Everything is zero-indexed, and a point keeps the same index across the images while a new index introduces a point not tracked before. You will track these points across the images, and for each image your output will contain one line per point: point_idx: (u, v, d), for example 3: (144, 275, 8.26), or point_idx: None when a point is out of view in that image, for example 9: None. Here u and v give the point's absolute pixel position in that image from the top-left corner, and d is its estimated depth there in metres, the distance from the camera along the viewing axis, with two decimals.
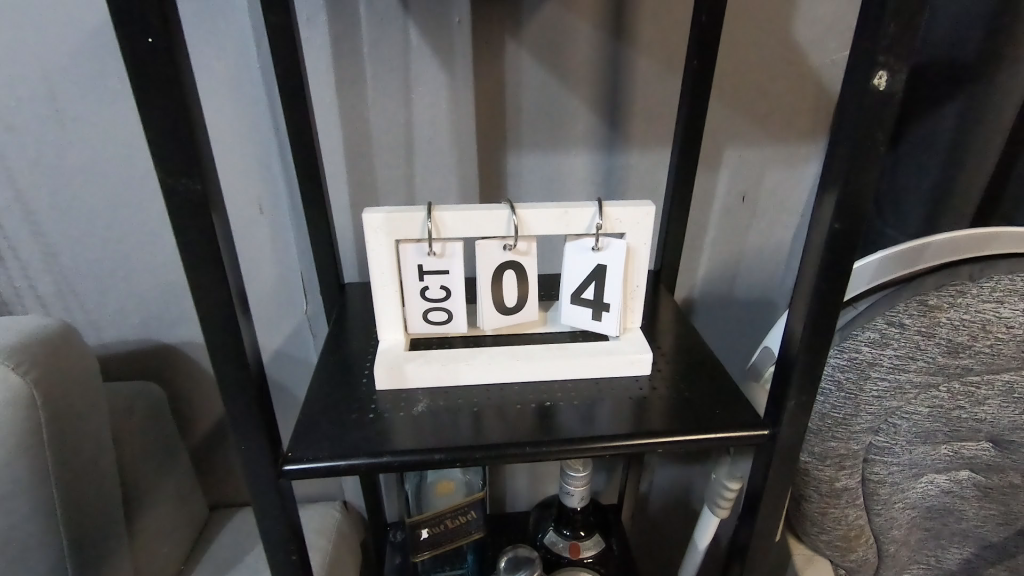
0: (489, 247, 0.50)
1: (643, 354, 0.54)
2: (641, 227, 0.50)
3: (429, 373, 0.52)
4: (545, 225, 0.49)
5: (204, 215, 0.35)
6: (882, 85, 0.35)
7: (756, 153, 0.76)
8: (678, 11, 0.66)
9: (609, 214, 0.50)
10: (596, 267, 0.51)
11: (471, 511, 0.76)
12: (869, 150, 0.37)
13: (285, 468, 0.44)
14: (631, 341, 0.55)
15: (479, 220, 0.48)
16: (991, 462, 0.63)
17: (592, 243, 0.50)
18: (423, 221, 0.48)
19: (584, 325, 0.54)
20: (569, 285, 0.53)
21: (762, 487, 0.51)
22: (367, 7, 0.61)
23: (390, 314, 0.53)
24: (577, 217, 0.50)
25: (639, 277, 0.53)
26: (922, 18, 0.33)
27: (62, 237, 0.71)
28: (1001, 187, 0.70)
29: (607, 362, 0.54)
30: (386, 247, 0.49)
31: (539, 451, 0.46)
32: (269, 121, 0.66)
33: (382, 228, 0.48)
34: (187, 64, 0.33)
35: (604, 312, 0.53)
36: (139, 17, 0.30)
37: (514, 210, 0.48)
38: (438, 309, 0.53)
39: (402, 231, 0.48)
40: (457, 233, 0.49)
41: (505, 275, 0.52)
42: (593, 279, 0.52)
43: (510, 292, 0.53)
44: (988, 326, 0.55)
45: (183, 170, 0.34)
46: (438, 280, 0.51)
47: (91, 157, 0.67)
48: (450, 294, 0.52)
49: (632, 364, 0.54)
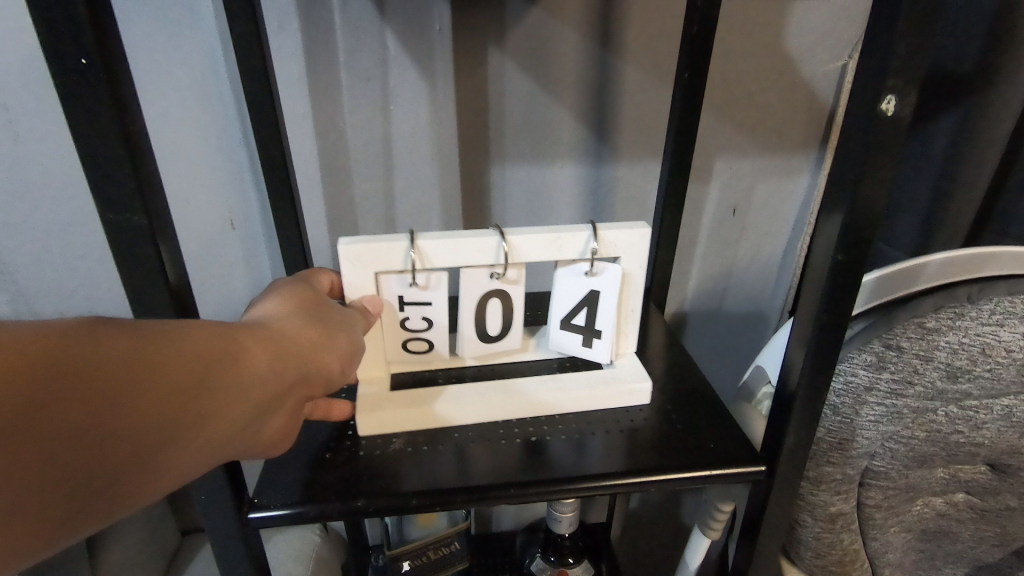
0: (475, 274, 0.47)
1: (640, 383, 0.51)
2: (636, 250, 0.48)
3: (412, 416, 0.48)
4: (536, 251, 0.46)
5: (154, 248, 0.32)
6: (891, 110, 0.32)
7: (747, 166, 0.74)
8: (668, 18, 0.64)
9: (604, 238, 0.47)
10: (589, 293, 0.49)
11: (454, 542, 0.76)
12: (873, 177, 0.35)
13: (250, 516, 0.41)
14: (627, 367, 0.53)
15: (466, 249, 0.45)
16: (989, 485, 0.62)
17: (585, 268, 0.48)
18: (406, 250, 0.45)
19: (573, 351, 0.52)
20: (559, 310, 0.51)
21: (758, 522, 0.49)
22: (342, 13, 0.58)
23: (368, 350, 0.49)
24: (570, 242, 0.47)
25: (635, 301, 0.51)
26: (932, 41, 0.31)
27: (18, 253, 0.66)
28: (995, 202, 0.69)
29: (602, 393, 0.51)
30: (367, 280, 0.46)
31: (523, 494, 0.43)
32: (239, 134, 0.63)
33: (360, 260, 0.45)
34: (129, 85, 0.29)
35: (596, 339, 0.51)
36: (72, 37, 0.27)
37: (503, 236, 0.45)
38: (419, 338, 0.50)
39: (383, 263, 0.45)
40: (443, 262, 0.46)
41: (493, 303, 0.49)
42: (586, 304, 0.50)
43: (496, 319, 0.50)
44: (988, 350, 0.53)
45: (127, 200, 0.31)
46: (419, 311, 0.49)
47: (46, 170, 0.63)
48: (432, 323, 0.49)
49: (628, 394, 0.52)
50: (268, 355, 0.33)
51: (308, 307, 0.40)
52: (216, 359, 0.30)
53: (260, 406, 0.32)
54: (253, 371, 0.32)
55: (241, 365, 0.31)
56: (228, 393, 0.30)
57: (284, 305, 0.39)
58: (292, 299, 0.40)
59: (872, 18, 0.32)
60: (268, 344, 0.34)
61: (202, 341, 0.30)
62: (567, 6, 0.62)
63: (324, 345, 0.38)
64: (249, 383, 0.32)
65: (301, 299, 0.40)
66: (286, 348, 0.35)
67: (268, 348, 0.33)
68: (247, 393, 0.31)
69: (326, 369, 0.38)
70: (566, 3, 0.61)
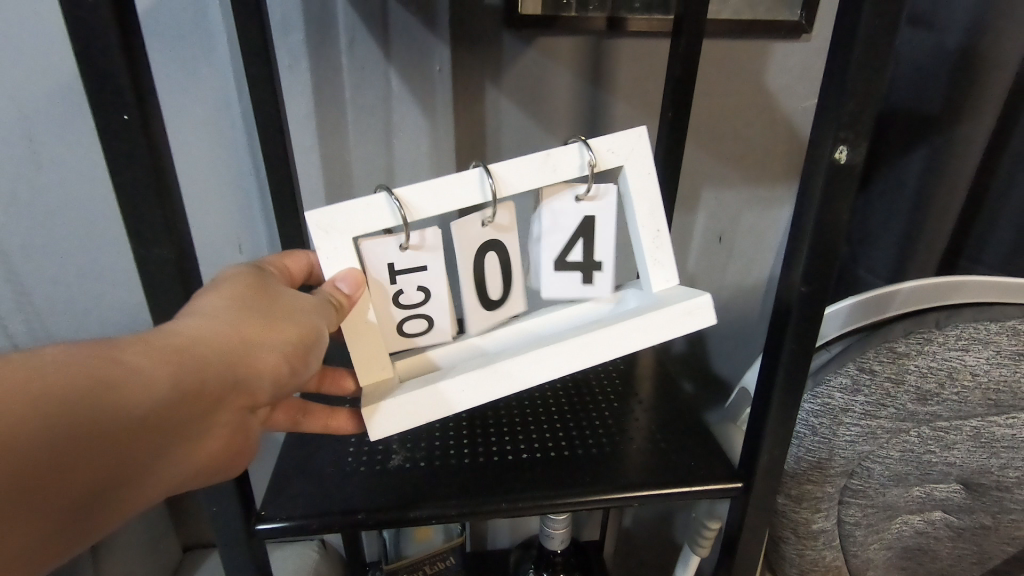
0: (467, 223, 0.38)
1: (699, 301, 0.42)
2: (637, 155, 0.42)
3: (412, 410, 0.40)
4: (532, 182, 0.39)
5: (180, 279, 0.35)
6: (843, 159, 0.37)
7: (731, 196, 0.77)
8: (655, 59, 0.68)
9: (596, 148, 0.40)
10: (584, 220, 0.41)
11: (450, 557, 0.79)
12: (832, 216, 0.39)
13: (257, 528, 0.43)
14: (671, 294, 0.44)
15: (448, 187, 0.38)
16: (963, 503, 0.64)
17: (579, 192, 0.40)
18: (387, 204, 0.38)
19: (575, 292, 0.44)
20: (551, 252, 0.42)
21: (738, 535, 0.51)
22: (349, 55, 0.62)
23: (362, 345, 0.41)
24: (561, 160, 0.40)
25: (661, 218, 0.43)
26: (877, 99, 0.35)
27: (35, 275, 0.69)
28: (964, 232, 0.73)
29: (646, 323, 0.41)
30: (349, 247, 0.38)
31: (515, 508, 0.46)
32: (250, 164, 0.66)
33: (335, 225, 0.37)
34: (164, 133, 0.33)
35: (597, 274, 0.43)
36: (117, 94, 0.30)
37: (488, 169, 0.38)
38: (415, 317, 0.42)
39: (361, 224, 0.38)
40: (431, 210, 0.38)
41: (489, 259, 0.41)
42: (582, 234, 0.42)
43: (495, 280, 0.42)
44: (955, 374, 0.56)
45: (158, 236, 0.34)
46: (414, 280, 0.40)
47: (66, 198, 0.66)
48: (430, 295, 0.41)
49: (687, 316, 0.42)
50: (168, 372, 0.31)
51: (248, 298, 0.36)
52: (88, 401, 0.28)
53: (171, 431, 0.31)
54: (147, 400, 0.29)
55: (130, 394, 0.29)
56: (120, 436, 0.29)
57: (219, 299, 0.35)
58: (229, 289, 0.36)
59: (826, 78, 0.36)
60: (165, 357, 0.31)
61: (70, 385, 0.27)
62: (559, 47, 0.66)
63: (259, 341, 0.35)
64: (138, 413, 0.29)
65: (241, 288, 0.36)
66: (201, 360, 0.32)
67: (164, 363, 0.31)
68: (142, 426, 0.29)
69: (266, 373, 0.35)
70: (559, 45, 0.66)
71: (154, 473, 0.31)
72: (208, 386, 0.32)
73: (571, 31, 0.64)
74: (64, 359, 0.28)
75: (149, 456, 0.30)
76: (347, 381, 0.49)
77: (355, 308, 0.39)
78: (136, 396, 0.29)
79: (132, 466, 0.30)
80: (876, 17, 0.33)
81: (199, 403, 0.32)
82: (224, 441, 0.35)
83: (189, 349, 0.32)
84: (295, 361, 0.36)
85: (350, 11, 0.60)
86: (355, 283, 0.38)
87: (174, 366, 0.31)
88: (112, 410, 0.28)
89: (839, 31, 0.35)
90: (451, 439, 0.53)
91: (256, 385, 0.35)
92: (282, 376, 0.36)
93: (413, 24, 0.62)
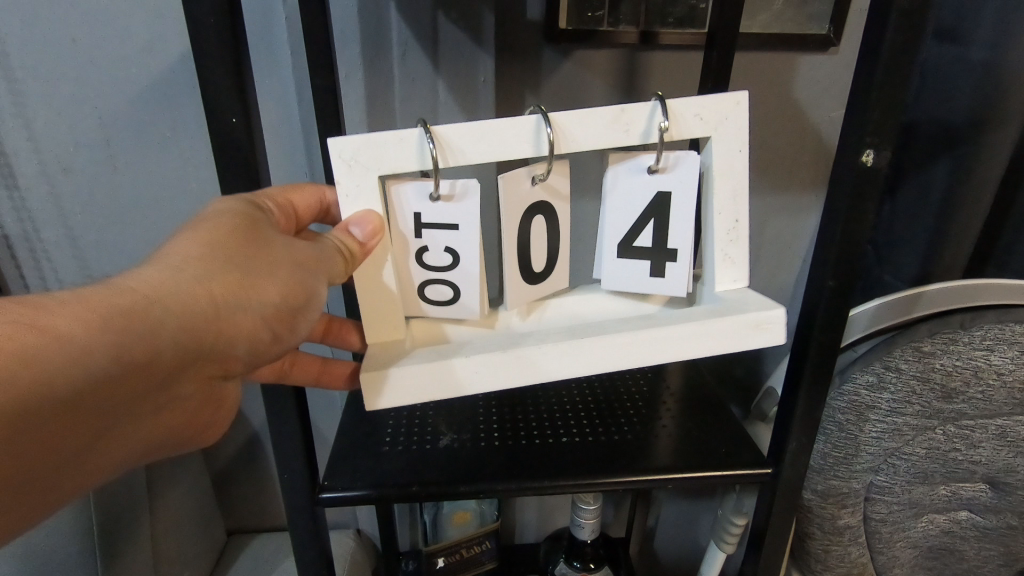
0: (517, 178, 0.41)
1: (771, 318, 0.44)
2: (726, 124, 0.43)
3: (422, 377, 0.42)
4: (594, 135, 0.41)
5: None
6: (869, 161, 0.39)
7: (761, 201, 0.80)
8: (689, 71, 0.71)
9: (674, 112, 0.42)
10: (656, 197, 0.43)
11: (485, 542, 0.85)
12: (859, 215, 0.41)
13: (321, 496, 0.48)
14: (738, 300, 0.46)
15: (497, 133, 0.40)
16: (989, 502, 0.66)
17: (650, 161, 0.42)
18: (421, 140, 0.40)
19: (628, 285, 0.46)
20: (614, 233, 0.45)
21: (765, 524, 0.54)
22: (400, 66, 0.67)
23: (376, 302, 0.44)
24: (636, 121, 0.42)
25: (740, 207, 0.45)
26: (902, 106, 0.38)
27: (104, 269, 0.75)
28: (992, 239, 0.74)
29: (710, 332, 0.44)
30: (372, 184, 0.40)
31: (557, 485, 0.49)
32: (306, 168, 0.71)
33: (358, 158, 0.40)
34: (260, 136, 0.38)
35: (668, 264, 0.45)
36: (226, 102, 0.36)
37: (548, 117, 0.40)
38: (440, 283, 0.44)
39: (389, 163, 0.40)
40: (467, 151, 0.40)
41: (535, 222, 0.44)
42: (652, 216, 0.44)
43: (542, 255, 0.46)
44: (980, 372, 0.58)
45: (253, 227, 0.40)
46: (443, 241, 0.42)
47: (135, 198, 0.71)
48: (458, 259, 0.43)
49: (756, 329, 0.45)
50: (110, 342, 0.33)
51: (229, 245, 0.37)
52: (18, 377, 0.30)
53: (125, 389, 0.35)
54: (94, 366, 0.33)
55: (66, 363, 0.32)
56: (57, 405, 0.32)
57: (196, 248, 0.37)
58: (209, 232, 0.37)
59: (852, 88, 0.39)
60: (105, 324, 0.33)
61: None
62: (596, 60, 0.69)
63: (227, 302, 0.37)
64: (74, 380, 0.32)
65: (221, 237, 0.37)
66: (161, 322, 0.35)
67: (103, 332, 0.33)
68: (81, 391, 0.33)
69: (242, 332, 0.38)
70: (596, 58, 0.69)
71: (110, 422, 0.36)
72: (160, 349, 0.35)
73: (608, 44, 0.68)
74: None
75: (97, 413, 0.34)
76: (352, 336, 0.55)
77: (368, 255, 0.42)
78: (73, 365, 0.32)
79: (91, 420, 0.34)
80: (899, 32, 0.36)
81: (149, 364, 0.35)
82: (186, 388, 0.39)
83: (139, 314, 0.34)
84: (268, 318, 0.39)
85: (403, 26, 0.65)
86: (371, 231, 0.41)
87: (116, 335, 0.33)
88: (47, 382, 0.31)
89: (867, 45, 0.38)
90: (493, 423, 0.58)
91: (219, 343, 0.38)
92: (255, 334, 0.39)
93: (460, 37, 0.66)
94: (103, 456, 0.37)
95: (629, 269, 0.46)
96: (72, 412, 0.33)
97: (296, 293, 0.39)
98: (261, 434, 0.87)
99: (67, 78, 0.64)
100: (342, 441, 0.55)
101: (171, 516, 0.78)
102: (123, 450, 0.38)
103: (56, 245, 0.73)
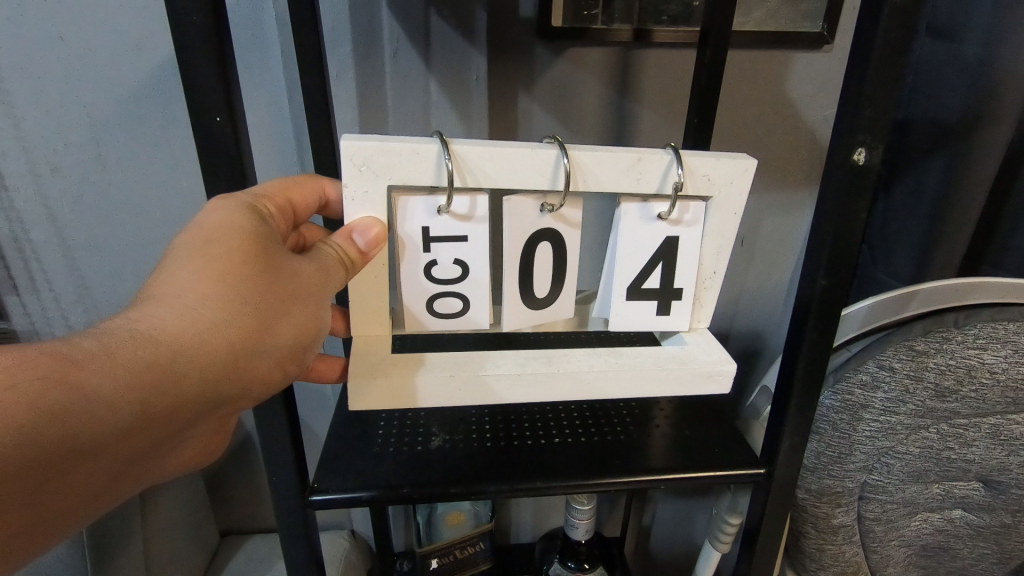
0: (525, 205, 0.41)
1: (722, 371, 0.47)
2: (735, 182, 0.44)
3: (465, 389, 0.44)
4: (610, 178, 0.41)
5: None
6: (861, 159, 0.39)
7: (755, 200, 0.80)
8: (682, 69, 0.71)
9: (689, 165, 0.42)
10: (666, 241, 0.44)
11: (478, 542, 0.84)
12: (852, 214, 0.41)
13: (313, 498, 0.48)
14: (700, 344, 0.48)
15: (515, 161, 0.40)
16: (983, 501, 0.66)
17: (661, 210, 0.43)
18: (439, 158, 0.39)
19: (630, 322, 0.47)
20: (625, 277, 0.45)
21: (760, 523, 0.53)
22: (392, 64, 0.67)
23: (367, 303, 0.45)
24: (649, 172, 0.42)
25: (720, 261, 0.47)
26: (894, 103, 0.38)
27: (95, 269, 0.74)
28: (986, 237, 0.74)
29: (672, 374, 0.46)
30: (379, 192, 0.40)
31: (550, 486, 0.49)
32: (297, 168, 0.71)
33: (370, 164, 0.39)
34: (246, 136, 0.38)
35: (674, 302, 0.47)
36: (211, 101, 0.35)
37: (568, 153, 0.40)
38: (449, 296, 0.44)
39: (400, 174, 0.40)
40: (481, 173, 0.40)
41: (541, 247, 0.44)
42: (661, 259, 0.45)
43: (546, 281, 0.45)
44: (973, 371, 0.58)
45: None
46: (451, 253, 0.43)
47: (126, 198, 0.70)
48: (467, 271, 0.43)
49: (708, 380, 0.47)
50: (136, 396, 0.33)
51: (243, 281, 0.37)
52: (44, 437, 0.30)
53: (146, 437, 0.35)
54: (119, 418, 0.33)
55: (91, 420, 0.32)
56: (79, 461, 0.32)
57: (210, 283, 0.36)
58: (223, 267, 0.37)
59: (845, 86, 0.39)
60: (132, 382, 0.33)
61: (28, 424, 0.29)
62: (590, 59, 0.69)
63: (246, 349, 0.37)
64: (99, 438, 0.32)
65: (235, 270, 0.37)
66: (183, 371, 0.35)
67: (130, 391, 0.33)
68: (102, 444, 0.33)
69: (260, 373, 0.39)
70: (589, 56, 0.69)
71: (127, 467, 0.35)
72: (183, 400, 0.35)
73: (601, 42, 0.67)
74: (21, 388, 0.30)
75: (116, 463, 0.34)
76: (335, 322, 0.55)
77: (367, 262, 0.42)
78: (99, 423, 0.32)
79: (109, 467, 0.34)
80: (891, 29, 0.36)
81: (171, 413, 0.35)
82: (200, 428, 0.39)
83: (163, 369, 0.34)
84: (282, 361, 0.40)
85: (394, 24, 0.65)
86: (372, 240, 0.41)
87: (142, 391, 0.33)
88: (72, 435, 0.31)
89: (858, 43, 0.38)
90: (486, 424, 0.58)
91: (238, 389, 0.38)
92: (269, 377, 0.39)
93: (452, 35, 0.66)
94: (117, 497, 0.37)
95: (639, 310, 0.46)
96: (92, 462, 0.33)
97: (309, 330, 0.40)
98: (253, 434, 0.87)
99: (55, 77, 0.63)
100: (333, 442, 0.55)
101: (164, 518, 0.77)
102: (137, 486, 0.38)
103: (45, 245, 0.72)
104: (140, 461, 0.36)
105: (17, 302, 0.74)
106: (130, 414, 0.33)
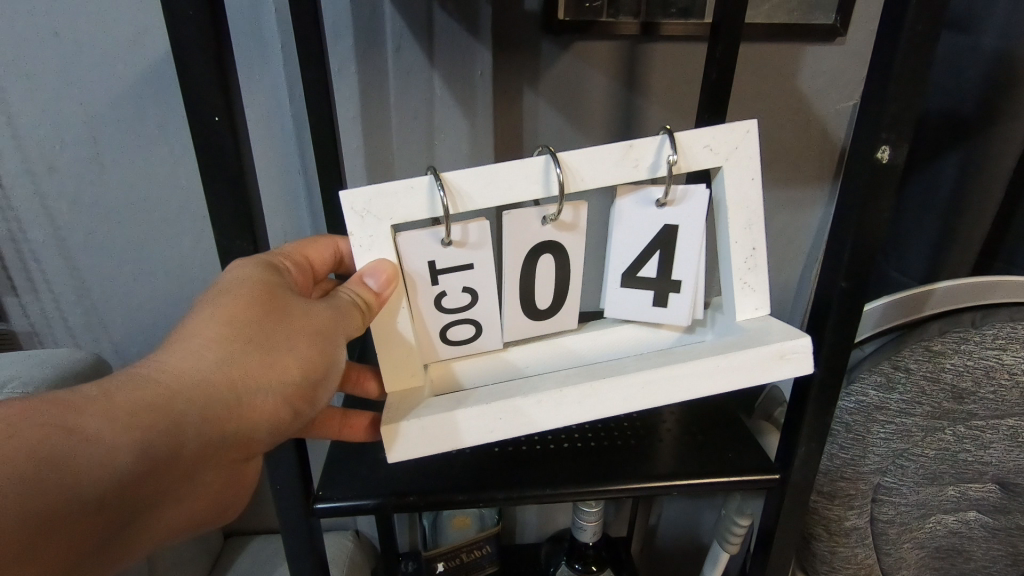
0: (524, 217, 0.40)
1: (791, 348, 0.43)
2: (736, 155, 0.42)
3: (445, 424, 0.41)
4: (603, 172, 0.40)
5: (261, 262, 0.40)
6: (885, 157, 0.38)
7: (768, 196, 0.78)
8: (691, 63, 0.69)
9: (682, 146, 0.41)
10: (662, 230, 0.42)
11: (484, 546, 0.83)
12: (873, 214, 0.40)
13: (316, 506, 0.47)
14: (760, 329, 0.45)
15: (504, 177, 0.39)
16: (999, 503, 0.65)
17: (659, 194, 0.41)
18: (431, 188, 0.39)
19: (644, 312, 0.46)
20: (620, 263, 0.44)
21: (774, 524, 0.52)
22: (395, 59, 0.65)
23: (393, 352, 0.43)
24: (643, 154, 0.41)
25: (758, 235, 0.44)
26: (920, 98, 0.36)
27: (94, 269, 0.73)
28: (1002, 233, 0.73)
29: (726, 365, 0.43)
30: (385, 234, 0.40)
31: (557, 494, 0.48)
32: (298, 166, 0.69)
33: (372, 210, 0.39)
34: (246, 135, 0.37)
35: (672, 294, 0.45)
36: (208, 100, 0.34)
37: (556, 157, 0.39)
38: (464, 322, 0.44)
39: (399, 211, 0.39)
40: (476, 199, 0.39)
41: (543, 260, 0.43)
42: (657, 247, 0.43)
43: (549, 291, 0.45)
44: (991, 372, 0.56)
45: (247, 232, 0.39)
46: (460, 281, 0.42)
47: (125, 198, 0.69)
48: (477, 298, 0.43)
49: (779, 360, 0.43)
50: (136, 439, 0.32)
51: (246, 322, 0.37)
52: (45, 483, 0.29)
53: (152, 484, 0.33)
54: (120, 461, 0.32)
55: (93, 465, 0.31)
56: (86, 510, 0.31)
57: (212, 325, 0.37)
58: (225, 309, 0.37)
59: (869, 81, 0.37)
60: (132, 423, 0.32)
61: (27, 469, 0.29)
62: (597, 53, 0.67)
63: (249, 385, 0.36)
64: (103, 485, 0.31)
65: (237, 311, 0.37)
66: (185, 412, 0.34)
67: (129, 432, 0.32)
68: (106, 493, 0.31)
69: (267, 415, 0.37)
70: (596, 50, 0.67)
71: (134, 521, 0.34)
72: (186, 443, 0.34)
73: (608, 36, 0.65)
74: (21, 437, 0.29)
75: (126, 514, 0.33)
76: (369, 383, 0.51)
77: (383, 304, 0.40)
78: (101, 467, 0.31)
79: (116, 520, 0.33)
80: (918, 21, 0.34)
81: (175, 458, 0.34)
82: (213, 474, 0.38)
83: (164, 409, 0.34)
84: (290, 398, 0.38)
85: (396, 18, 0.63)
86: (385, 281, 0.39)
87: (142, 431, 0.32)
88: (75, 482, 0.30)
89: (883, 35, 0.36)
90: None
91: (243, 429, 0.37)
92: (276, 415, 0.38)
93: (455, 28, 0.64)
94: (126, 558, 0.35)
95: (637, 299, 0.45)
96: (98, 515, 0.31)
97: (317, 367, 0.39)
98: None
99: (51, 75, 0.62)
100: (339, 449, 0.54)
101: None
102: (145, 546, 0.36)
103: (43, 246, 0.71)
104: (148, 511, 0.34)
105: (16, 303, 0.74)
106: (132, 458, 0.32)
